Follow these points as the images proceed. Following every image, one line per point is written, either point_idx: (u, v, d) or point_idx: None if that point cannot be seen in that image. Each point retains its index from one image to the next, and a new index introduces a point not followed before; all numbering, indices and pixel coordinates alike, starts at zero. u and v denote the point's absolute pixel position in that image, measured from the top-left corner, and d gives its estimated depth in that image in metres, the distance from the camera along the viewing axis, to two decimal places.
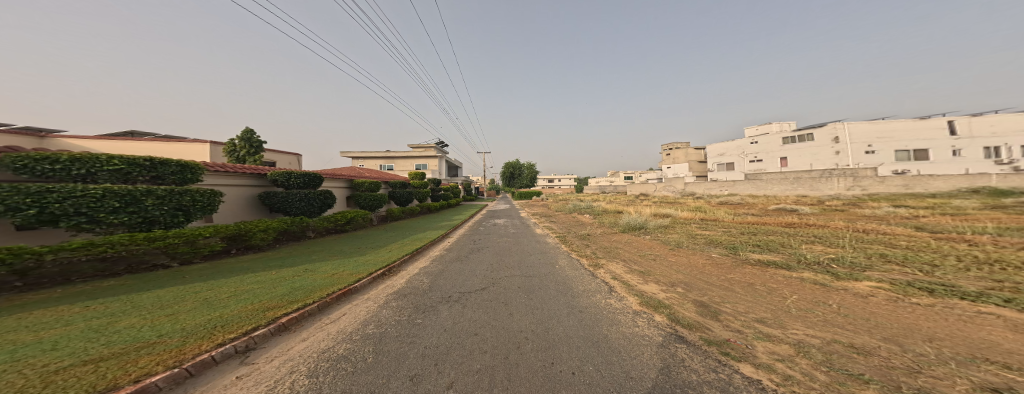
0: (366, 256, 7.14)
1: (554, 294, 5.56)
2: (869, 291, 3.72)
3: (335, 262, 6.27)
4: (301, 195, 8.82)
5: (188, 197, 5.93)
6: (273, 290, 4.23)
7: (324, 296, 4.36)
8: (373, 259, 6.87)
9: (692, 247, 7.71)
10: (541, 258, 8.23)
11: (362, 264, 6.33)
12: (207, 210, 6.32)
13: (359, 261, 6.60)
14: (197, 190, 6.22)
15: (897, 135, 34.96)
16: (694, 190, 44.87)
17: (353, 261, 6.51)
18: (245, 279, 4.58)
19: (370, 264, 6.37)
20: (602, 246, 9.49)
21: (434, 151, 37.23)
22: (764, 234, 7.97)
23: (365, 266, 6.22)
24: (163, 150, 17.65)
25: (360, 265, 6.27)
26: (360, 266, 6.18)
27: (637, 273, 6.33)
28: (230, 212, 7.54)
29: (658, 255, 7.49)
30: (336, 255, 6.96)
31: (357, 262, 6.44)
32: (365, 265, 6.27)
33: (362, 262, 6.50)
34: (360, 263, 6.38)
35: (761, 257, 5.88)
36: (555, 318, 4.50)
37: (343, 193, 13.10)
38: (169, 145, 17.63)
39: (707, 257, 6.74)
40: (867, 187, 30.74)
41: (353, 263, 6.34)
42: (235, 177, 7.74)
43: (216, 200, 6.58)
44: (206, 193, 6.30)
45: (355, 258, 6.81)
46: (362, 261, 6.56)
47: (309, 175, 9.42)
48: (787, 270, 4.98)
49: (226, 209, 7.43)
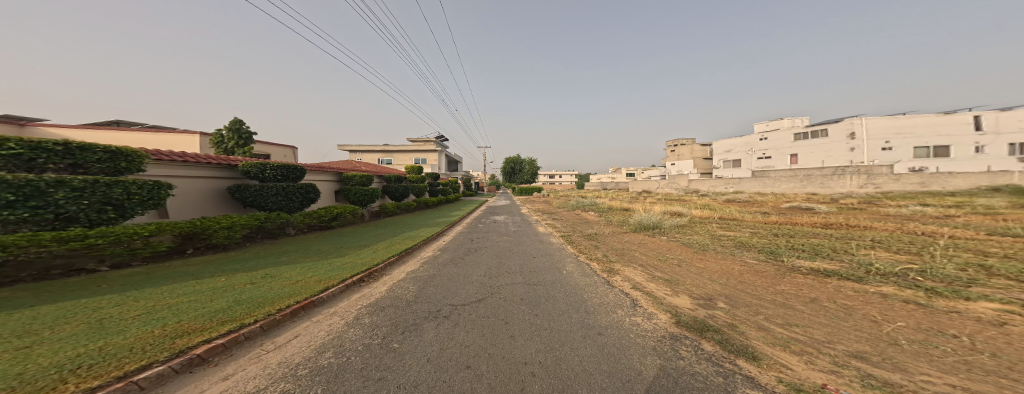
0: (347, 257, 6.22)
1: (563, 309, 4.65)
2: (999, 317, 2.78)
3: (306, 265, 5.32)
4: (278, 189, 7.84)
5: (120, 188, 5.02)
6: (206, 304, 3.23)
7: (274, 311, 3.39)
8: (356, 262, 5.91)
9: (720, 251, 6.74)
10: (546, 262, 7.32)
11: (338, 268, 5.39)
12: (148, 205, 5.43)
13: (336, 264, 5.63)
14: (135, 181, 5.29)
15: (917, 131, 33.50)
16: (699, 187, 43.71)
17: (329, 264, 5.58)
18: (177, 286, 3.65)
19: (347, 268, 5.44)
20: (613, 248, 8.53)
21: (434, 146, 36.29)
22: (800, 235, 6.98)
23: (341, 270, 5.31)
24: (148, 141, 16.94)
25: (335, 269, 5.33)
26: (335, 270, 5.26)
27: (661, 282, 5.39)
28: (187, 206, 6.60)
29: (682, 260, 6.53)
30: (312, 256, 6.04)
31: (334, 266, 5.49)
32: (341, 269, 5.36)
33: (340, 266, 5.55)
34: (337, 267, 5.44)
35: (812, 265, 4.93)
36: (568, 345, 3.57)
37: (333, 187, 12.16)
38: (154, 136, 16.93)
39: (741, 262, 5.77)
40: (881, 185, 29.61)
41: (327, 267, 5.39)
42: (193, 168, 6.78)
43: (161, 193, 5.66)
44: (147, 184, 5.39)
45: (332, 260, 5.88)
46: (339, 265, 5.61)
47: (290, 167, 8.44)
48: (856, 283, 4.04)
49: (180, 203, 6.47)
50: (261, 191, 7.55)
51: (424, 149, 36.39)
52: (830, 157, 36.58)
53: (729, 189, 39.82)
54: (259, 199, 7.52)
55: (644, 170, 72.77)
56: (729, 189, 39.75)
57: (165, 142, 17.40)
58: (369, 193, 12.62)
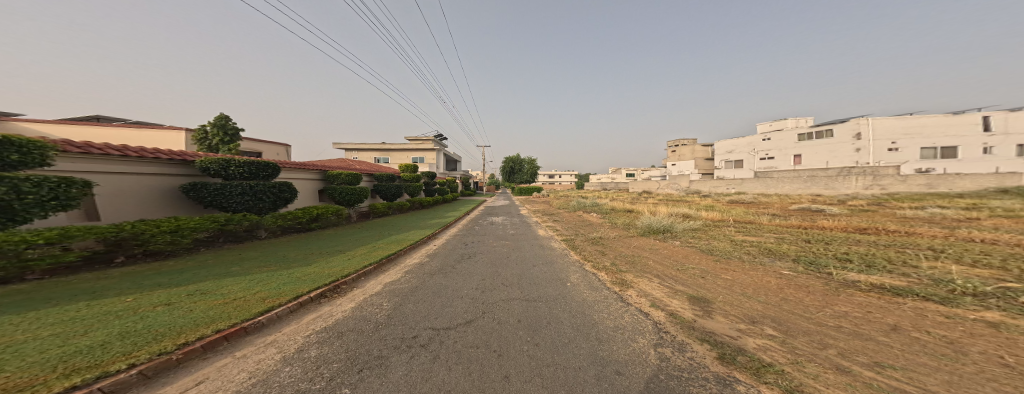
0: (313, 266, 5.34)
1: (568, 338, 3.80)
2: None
3: (254, 278, 4.43)
4: (242, 189, 6.94)
5: (10, 184, 3.94)
6: (70, 340, 2.33)
7: (174, 348, 2.48)
8: (321, 274, 5.02)
9: (746, 259, 5.89)
10: (547, 272, 6.48)
11: (294, 282, 4.50)
12: (48, 206, 4.38)
13: (294, 276, 4.74)
14: (35, 177, 4.25)
15: (925, 131, 32.72)
16: (701, 188, 42.92)
17: (285, 276, 4.69)
18: (47, 311, 2.70)
19: (309, 282, 4.53)
20: (622, 255, 7.63)
21: (431, 144, 35.37)
22: (837, 241, 6.10)
23: (296, 284, 4.42)
24: (124, 139, 15.73)
25: (289, 283, 4.44)
26: (288, 284, 4.37)
27: (687, 299, 4.51)
28: (123, 206, 5.70)
29: (704, 270, 5.68)
30: (272, 266, 5.15)
31: (290, 278, 4.61)
32: (298, 283, 4.48)
33: (298, 278, 4.66)
34: (293, 280, 4.56)
35: (871, 278, 4.09)
36: (575, 389, 2.72)
37: (316, 186, 11.25)
38: (131, 133, 15.85)
39: (777, 274, 4.91)
40: (887, 186, 28.93)
41: (281, 279, 4.50)
42: (133, 161, 5.88)
43: (67, 191, 4.62)
44: (52, 182, 4.40)
45: (292, 271, 4.99)
46: (296, 276, 4.73)
47: (260, 163, 7.54)
48: (943, 304, 3.20)
49: (114, 202, 5.57)
50: (222, 191, 6.63)
51: (420, 147, 35.46)
52: (834, 158, 35.81)
53: (731, 190, 39.06)
54: (219, 200, 6.62)
55: (645, 170, 72.03)
56: (731, 190, 39.12)
57: (142, 140, 16.21)
58: (356, 193, 11.72)
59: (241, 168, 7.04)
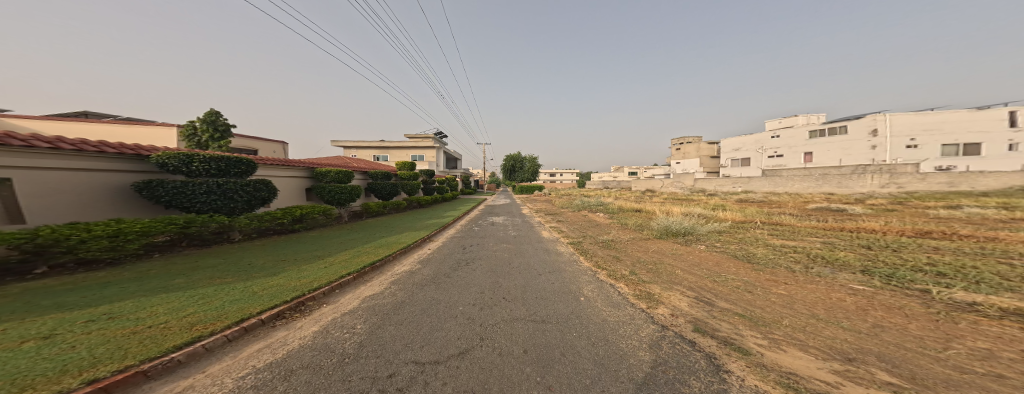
0: (275, 279, 4.36)
1: (590, 377, 2.91)
2: None
3: (189, 296, 3.50)
4: (207, 188, 6.07)
5: None
6: None
7: None
8: (281, 290, 4.04)
9: (796, 269, 4.94)
10: (554, 282, 5.56)
11: (240, 301, 3.55)
12: None
13: (243, 294, 3.74)
14: None
15: (947, 127, 30.61)
16: (706, 187, 41.77)
17: (231, 293, 3.71)
18: None
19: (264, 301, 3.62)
20: (640, 262, 6.63)
21: (430, 142, 34.63)
22: (908, 248, 5.07)
23: (241, 305, 3.48)
24: (99, 135, 13.99)
25: (233, 303, 3.49)
26: (231, 305, 3.43)
27: (743, 324, 3.54)
28: (60, 207, 5.09)
29: (746, 283, 4.76)
30: (226, 278, 4.14)
31: (236, 296, 3.64)
32: (244, 303, 3.53)
33: (246, 296, 3.69)
34: (239, 299, 3.59)
35: (989, 299, 3.13)
36: None
37: (302, 184, 10.40)
38: (106, 128, 14.33)
39: (848, 289, 3.97)
40: (905, 185, 27.53)
41: (222, 298, 3.54)
42: (68, 154, 5.13)
43: None
44: None
45: (246, 286, 3.99)
46: (244, 293, 3.77)
47: (230, 158, 6.68)
48: None
49: (47, 203, 4.95)
50: (184, 190, 5.77)
51: (419, 144, 34.49)
52: (848, 156, 34.27)
53: (738, 189, 37.94)
54: (179, 200, 5.77)
55: (648, 169, 70.62)
56: (738, 188, 37.94)
57: (117, 137, 14.49)
58: (347, 191, 10.86)
59: (206, 164, 6.16)
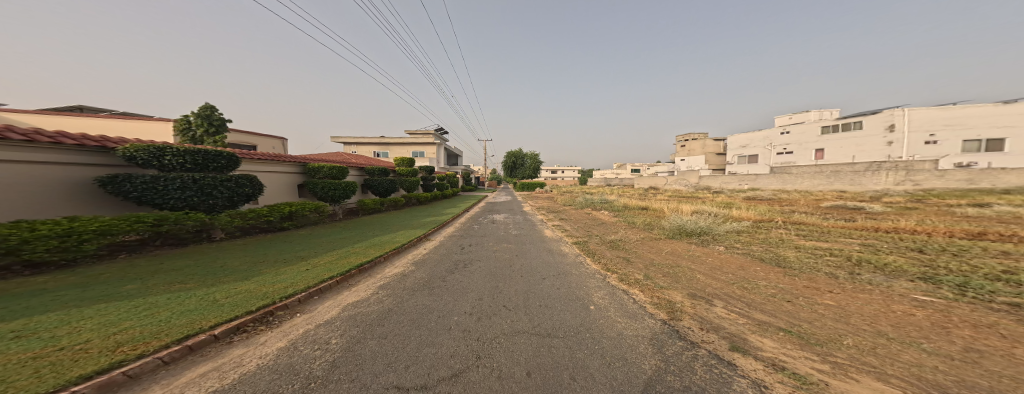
0: (246, 284, 3.77)
1: None
2: None
3: (131, 306, 2.93)
4: (181, 182, 5.55)
5: None
6: None
7: None
8: (247, 297, 3.43)
9: (839, 274, 4.36)
10: (559, 288, 4.99)
11: (192, 312, 2.96)
12: None
13: (201, 304, 3.15)
14: None
15: (970, 122, 29.08)
16: (712, 184, 40.74)
17: (186, 302, 3.13)
18: None
19: (229, 311, 3.10)
20: (654, 264, 6.02)
21: (430, 138, 34.02)
22: (970, 252, 4.50)
23: (192, 317, 2.89)
24: (87, 128, 13.19)
25: (184, 315, 2.91)
26: (180, 317, 2.84)
27: (794, 343, 2.94)
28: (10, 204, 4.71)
29: (782, 290, 4.18)
30: (187, 284, 3.56)
31: (191, 306, 3.06)
32: (197, 315, 2.93)
33: (203, 306, 3.10)
34: (192, 310, 3.00)
35: None
36: None
37: (294, 180, 9.89)
38: (92, 119, 13.45)
39: (914, 299, 3.43)
40: (921, 182, 26.38)
41: (171, 310, 2.95)
42: None
43: None
44: None
45: (207, 293, 3.40)
46: (202, 302, 3.18)
47: (209, 152, 6.21)
48: None
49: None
50: (155, 185, 5.25)
51: (419, 140, 33.94)
52: (861, 152, 33.12)
53: (745, 186, 36.94)
54: (150, 195, 5.25)
55: (652, 166, 69.54)
56: (745, 186, 36.96)
57: (107, 129, 13.75)
58: (341, 187, 10.37)
59: (181, 157, 5.70)
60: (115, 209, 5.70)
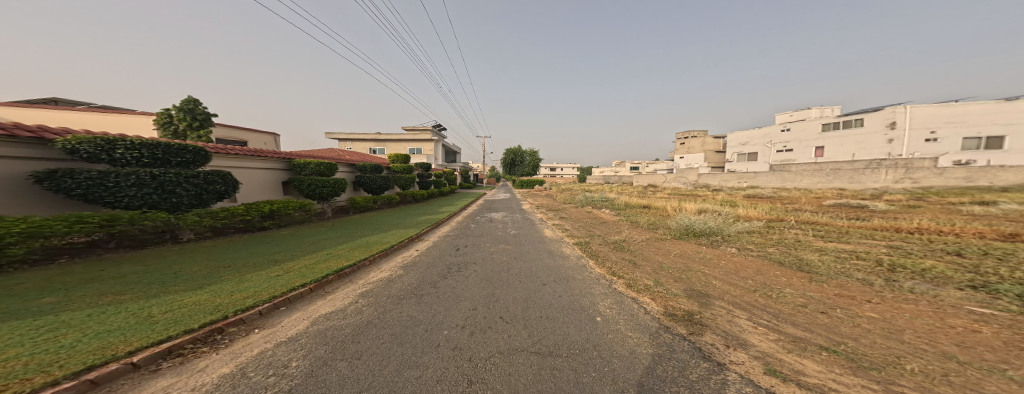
0: (195, 295, 3.25)
1: None
2: None
3: (37, 328, 2.41)
4: (137, 178, 5.10)
5: None
6: None
7: None
8: (190, 312, 2.91)
9: (874, 281, 3.92)
10: (562, 295, 4.51)
11: (111, 334, 2.44)
12: None
13: (128, 321, 2.64)
14: None
15: (970, 119, 28.72)
16: (711, 181, 40.51)
17: (109, 320, 2.61)
18: None
19: (161, 331, 2.57)
20: (663, 268, 5.58)
21: (426, 135, 33.36)
22: (1016, 258, 4.07)
23: (109, 340, 2.37)
24: (62, 121, 12.49)
25: (98, 337, 2.39)
26: (92, 341, 2.32)
27: (844, 366, 2.47)
28: None
29: (812, 299, 3.74)
30: (121, 296, 3.04)
31: (112, 325, 2.54)
32: (115, 336, 2.41)
33: (128, 325, 2.58)
34: (112, 330, 2.48)
35: None
36: None
37: (278, 177, 9.33)
38: (63, 112, 12.61)
39: (972, 311, 2.99)
40: (919, 180, 26.20)
41: (85, 331, 2.43)
42: None
43: None
44: None
45: (143, 307, 2.88)
46: (130, 319, 2.66)
47: (171, 146, 5.79)
48: None
49: None
50: (105, 180, 4.80)
51: (416, 137, 33.28)
52: (862, 150, 32.90)
53: (744, 184, 36.72)
54: (97, 192, 4.78)
55: (651, 164, 69.25)
56: (744, 184, 36.76)
57: (82, 124, 12.96)
58: (330, 185, 9.83)
59: (135, 151, 5.27)
60: (68, 208, 5.15)
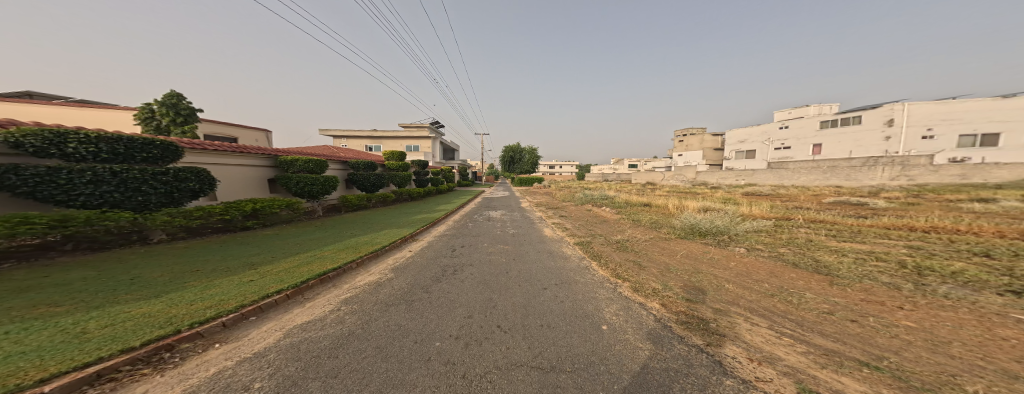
0: (148, 305, 2.87)
1: None
2: None
3: None
4: (92, 175, 4.85)
5: None
6: None
7: None
8: (134, 327, 2.52)
9: (904, 285, 3.63)
10: (564, 301, 4.17)
11: (25, 356, 2.07)
12: None
13: (54, 340, 2.26)
14: None
15: (967, 117, 28.72)
16: (709, 179, 40.43)
17: (31, 339, 2.24)
18: None
19: (89, 352, 2.19)
20: (671, 270, 5.27)
21: (423, 132, 32.82)
22: None
23: (20, 365, 2.00)
24: (37, 115, 11.89)
25: (8, 362, 2.02)
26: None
27: (890, 386, 2.16)
28: None
29: (837, 305, 3.43)
30: (57, 307, 2.66)
31: (32, 346, 2.17)
32: (30, 361, 2.04)
33: (52, 345, 2.20)
34: (29, 352, 2.11)
35: None
36: None
37: (264, 174, 8.91)
38: (35, 105, 11.96)
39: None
40: (915, 177, 26.19)
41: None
42: None
43: None
44: None
45: (79, 322, 2.50)
46: (58, 337, 2.29)
47: (135, 141, 5.51)
48: None
49: None
50: (54, 177, 4.54)
51: (412, 134, 32.70)
52: (859, 147, 32.90)
53: (742, 182, 36.67)
54: (47, 189, 4.54)
55: (649, 162, 69.23)
56: (742, 181, 36.71)
57: (60, 119, 12.39)
58: (319, 182, 9.40)
59: (91, 146, 4.98)
60: (23, 208, 4.72)
